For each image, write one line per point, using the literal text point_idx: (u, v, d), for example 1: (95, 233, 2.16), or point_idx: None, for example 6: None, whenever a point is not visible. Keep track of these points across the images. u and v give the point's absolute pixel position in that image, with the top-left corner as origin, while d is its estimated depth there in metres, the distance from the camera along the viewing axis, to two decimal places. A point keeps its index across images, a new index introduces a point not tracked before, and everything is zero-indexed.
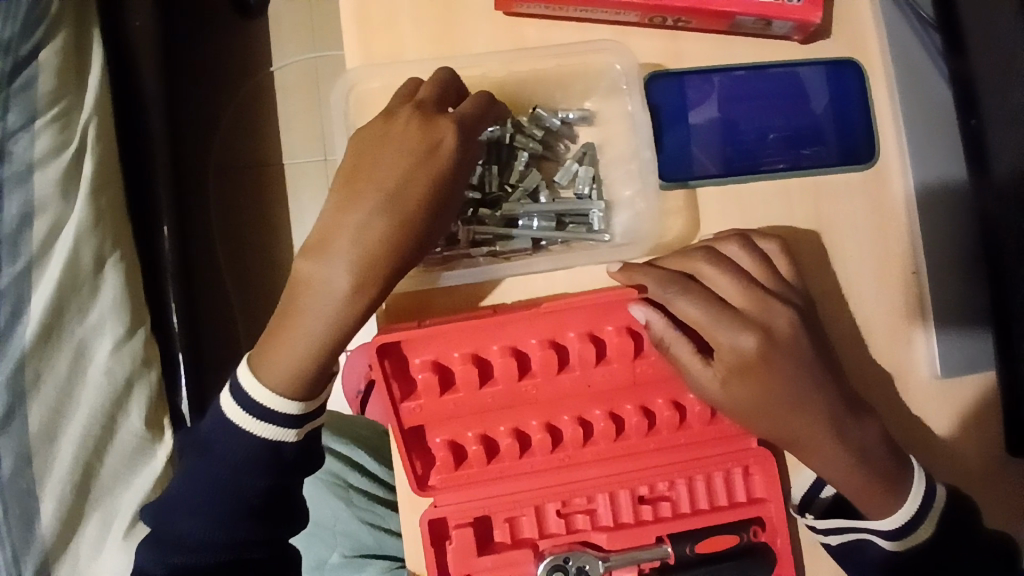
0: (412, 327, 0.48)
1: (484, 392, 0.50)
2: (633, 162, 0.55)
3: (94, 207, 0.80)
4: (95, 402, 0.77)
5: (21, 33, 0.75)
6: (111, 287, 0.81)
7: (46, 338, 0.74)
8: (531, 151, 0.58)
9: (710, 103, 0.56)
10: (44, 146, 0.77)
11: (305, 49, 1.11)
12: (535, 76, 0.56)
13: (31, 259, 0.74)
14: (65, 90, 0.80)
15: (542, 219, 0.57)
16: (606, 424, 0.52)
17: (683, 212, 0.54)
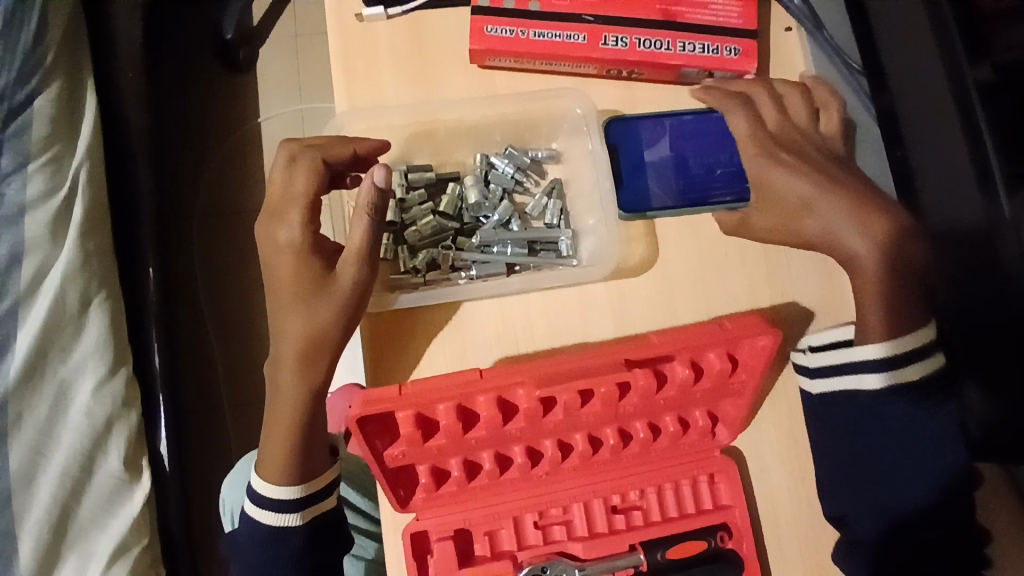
0: (393, 399, 0.49)
1: (468, 437, 0.52)
2: (595, 193, 0.60)
3: (82, 249, 0.83)
4: (74, 442, 0.78)
5: (16, 80, 0.80)
6: (94, 327, 0.83)
7: (30, 376, 0.76)
8: (503, 185, 0.61)
9: (663, 142, 0.61)
10: (36, 189, 0.80)
11: (292, 101, 1.16)
12: (505, 120, 0.61)
13: (18, 298, 0.77)
14: (57, 137, 0.84)
15: (515, 246, 0.62)
16: (584, 445, 0.55)
17: (643, 239, 0.59)
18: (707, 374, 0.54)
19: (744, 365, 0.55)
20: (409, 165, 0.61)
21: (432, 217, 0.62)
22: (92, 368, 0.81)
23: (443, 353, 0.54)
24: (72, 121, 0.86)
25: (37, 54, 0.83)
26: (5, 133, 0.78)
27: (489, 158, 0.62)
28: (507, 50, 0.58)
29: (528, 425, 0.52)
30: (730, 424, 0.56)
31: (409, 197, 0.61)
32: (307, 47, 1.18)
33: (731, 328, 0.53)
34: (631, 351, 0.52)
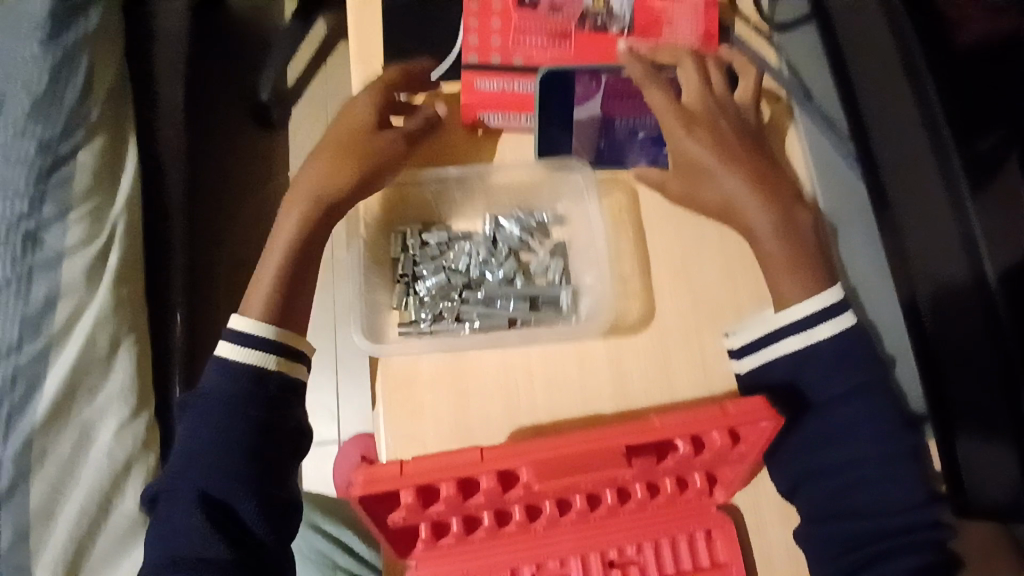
0: (394, 479, 0.44)
1: (469, 504, 0.48)
2: (597, 256, 0.63)
3: (116, 294, 0.89)
4: (94, 482, 0.80)
5: (60, 134, 0.89)
6: (121, 371, 0.86)
7: (56, 415, 0.80)
8: (510, 243, 0.66)
9: (593, 100, 0.61)
10: (74, 237, 0.87)
11: None
12: (516, 183, 0.66)
13: (50, 338, 0.82)
14: (97, 189, 0.91)
15: (518, 301, 0.64)
16: (582, 503, 0.53)
17: (640, 300, 0.61)
18: (708, 448, 0.48)
19: (745, 441, 0.49)
20: (426, 224, 0.66)
21: (439, 270, 0.64)
22: (113, 411, 0.84)
23: (447, 402, 0.56)
24: (112, 174, 0.94)
25: (82, 111, 0.92)
26: (48, 185, 0.87)
27: (498, 218, 0.66)
28: (489, 98, 0.64)
29: (528, 493, 0.48)
30: (727, 485, 0.54)
31: (424, 250, 0.64)
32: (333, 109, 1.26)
33: (730, 413, 0.46)
34: (630, 437, 0.46)
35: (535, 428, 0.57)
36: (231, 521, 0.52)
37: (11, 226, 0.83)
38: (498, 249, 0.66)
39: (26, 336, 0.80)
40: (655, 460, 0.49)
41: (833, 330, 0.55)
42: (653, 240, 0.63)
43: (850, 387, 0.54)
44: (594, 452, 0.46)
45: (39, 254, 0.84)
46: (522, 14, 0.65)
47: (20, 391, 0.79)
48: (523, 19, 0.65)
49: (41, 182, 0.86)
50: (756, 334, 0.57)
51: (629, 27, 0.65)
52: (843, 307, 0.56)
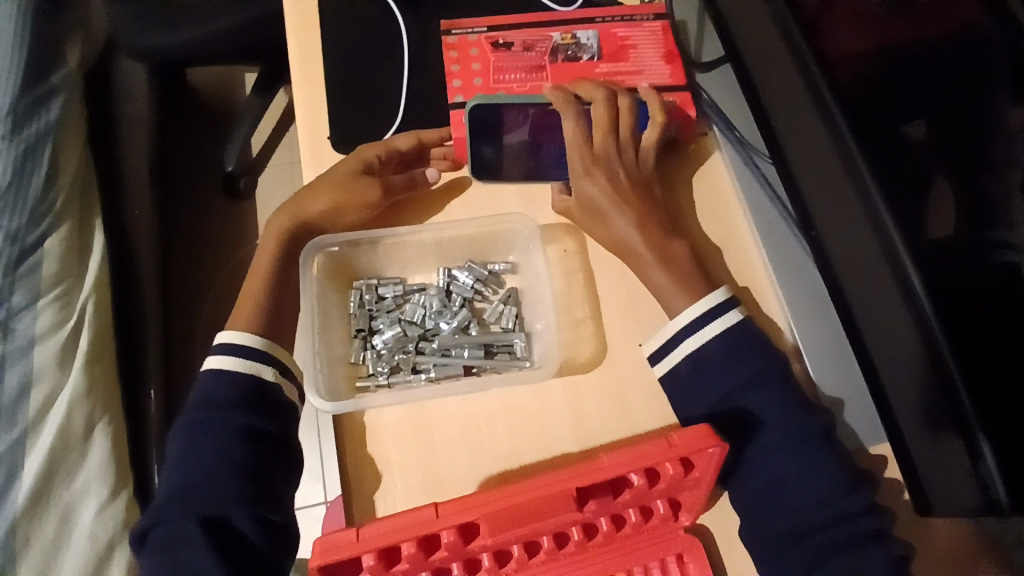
0: (352, 546, 0.44)
1: (432, 559, 0.48)
2: (544, 303, 0.66)
3: (88, 376, 0.89)
4: (77, 565, 0.80)
5: (29, 223, 0.92)
6: (99, 452, 0.87)
7: (36, 502, 0.80)
8: (463, 294, 0.68)
9: (523, 129, 0.68)
10: (45, 323, 0.89)
11: None
12: (465, 237, 0.68)
13: (26, 427, 0.82)
14: (66, 273, 0.93)
15: (472, 348, 0.67)
16: (551, 542, 0.52)
17: (593, 339, 0.64)
18: (663, 478, 0.50)
19: (697, 467, 0.50)
20: (380, 278, 0.69)
21: (396, 323, 0.67)
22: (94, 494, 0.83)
23: (409, 457, 0.58)
24: (79, 256, 0.96)
25: (48, 198, 0.95)
26: (17, 274, 0.89)
27: (451, 270, 0.69)
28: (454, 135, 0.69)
29: (491, 544, 0.48)
30: (691, 509, 0.54)
31: (379, 305, 0.68)
32: None
33: (676, 444, 0.48)
34: (581, 478, 0.47)
35: (502, 474, 0.58)
36: (234, 538, 0.53)
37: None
38: (452, 299, 0.69)
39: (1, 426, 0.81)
40: (611, 495, 0.50)
41: (721, 327, 0.59)
42: (600, 279, 0.67)
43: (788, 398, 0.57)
44: (545, 497, 0.47)
45: (11, 343, 0.85)
46: (499, 56, 0.72)
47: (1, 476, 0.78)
48: (500, 59, 0.72)
49: (11, 271, 0.88)
50: (654, 342, 0.61)
51: (598, 54, 0.72)
52: (729, 305, 0.60)
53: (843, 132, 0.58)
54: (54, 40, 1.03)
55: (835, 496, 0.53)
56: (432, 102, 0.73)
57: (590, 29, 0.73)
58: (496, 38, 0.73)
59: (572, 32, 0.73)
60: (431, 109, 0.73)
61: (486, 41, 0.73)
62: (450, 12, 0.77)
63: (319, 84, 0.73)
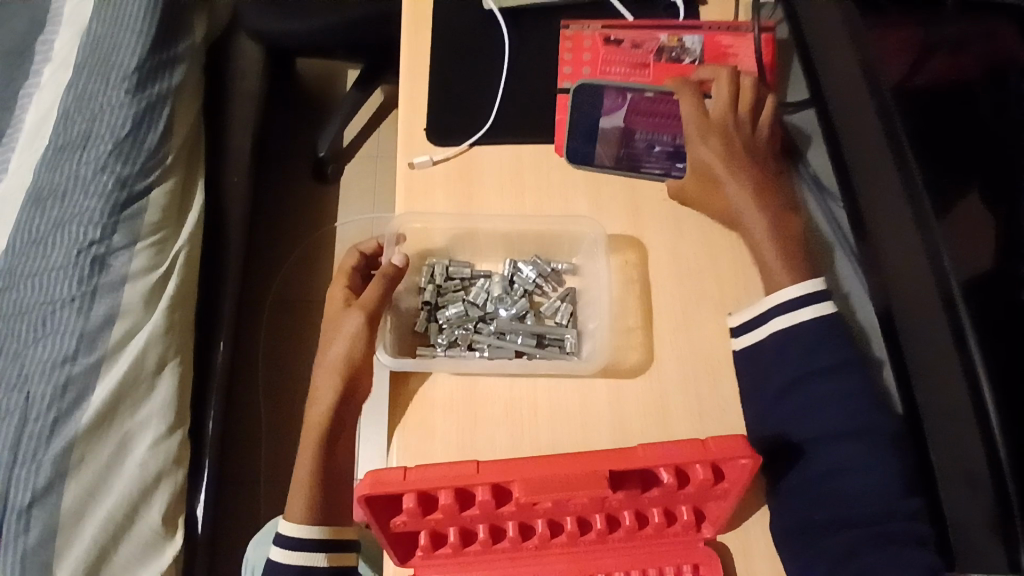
0: (399, 483, 0.48)
1: (463, 515, 0.51)
2: (601, 303, 0.70)
3: (168, 319, 0.99)
4: (125, 489, 0.89)
5: (138, 173, 1.02)
6: (164, 387, 0.97)
7: (98, 426, 0.88)
8: (526, 285, 0.73)
9: (619, 113, 0.71)
10: (138, 264, 0.98)
11: (367, 210, 1.47)
12: (536, 233, 0.73)
13: (104, 353, 0.91)
14: (164, 224, 1.03)
15: (525, 336, 0.71)
16: (574, 526, 0.54)
17: (640, 347, 0.67)
18: (691, 482, 0.52)
19: (727, 477, 0.52)
20: (451, 259, 0.74)
21: (461, 302, 0.72)
22: (153, 425, 0.93)
23: (454, 427, 0.62)
24: (177, 210, 1.06)
25: (159, 154, 1.05)
26: (121, 216, 0.98)
27: (516, 262, 0.74)
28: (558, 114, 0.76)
29: (520, 509, 0.51)
30: (715, 521, 0.55)
31: (445, 285, 0.72)
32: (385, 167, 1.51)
33: (711, 449, 0.50)
34: (617, 463, 0.50)
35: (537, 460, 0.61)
36: None
37: (85, 251, 0.93)
38: (514, 289, 0.74)
39: (82, 348, 0.89)
40: (639, 490, 0.52)
41: (815, 314, 0.62)
42: (656, 290, 0.70)
43: (851, 430, 0.59)
44: (577, 476, 0.49)
45: (105, 276, 0.94)
46: (608, 50, 0.78)
47: (68, 401, 0.86)
48: (609, 54, 0.78)
49: (117, 213, 0.98)
50: (744, 316, 0.65)
51: (699, 58, 0.77)
52: (826, 295, 0.63)
53: (917, 181, 0.60)
54: (181, 14, 1.13)
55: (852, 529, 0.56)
56: (521, 105, 0.79)
57: (696, 34, 0.78)
58: (609, 35, 0.79)
59: (679, 35, 0.78)
60: (525, 116, 0.78)
61: (599, 36, 0.79)
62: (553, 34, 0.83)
63: (421, 75, 0.80)
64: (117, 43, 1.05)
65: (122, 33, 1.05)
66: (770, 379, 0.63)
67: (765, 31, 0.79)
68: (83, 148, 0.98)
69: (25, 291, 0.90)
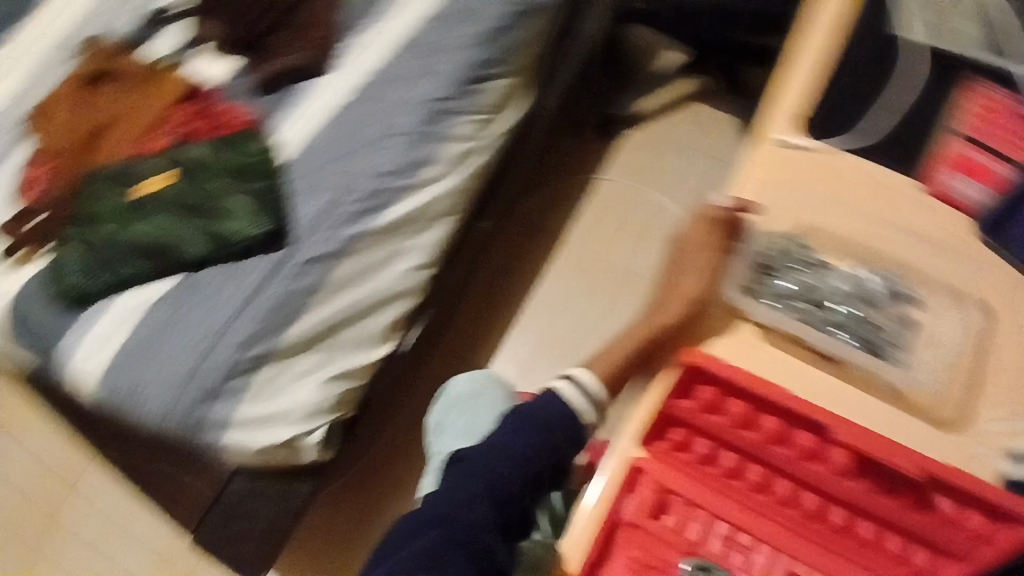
0: (713, 365, 0.65)
1: (728, 428, 0.64)
2: (926, 352, 0.70)
3: (463, 184, 1.12)
4: (376, 289, 1.04)
5: (496, 60, 1.12)
6: (434, 234, 1.10)
7: (384, 232, 1.04)
8: (866, 290, 0.72)
9: None
10: (461, 131, 1.10)
11: (634, 179, 1.52)
12: (885, 256, 0.74)
13: (409, 185, 1.05)
14: (494, 109, 1.14)
15: (851, 334, 0.70)
16: (796, 500, 0.64)
17: (953, 403, 0.66)
18: (916, 508, 0.61)
19: (952, 518, 0.61)
20: (801, 241, 0.75)
21: (797, 281, 0.73)
22: (415, 255, 1.08)
23: (782, 375, 0.67)
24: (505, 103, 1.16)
25: (519, 51, 1.14)
26: (468, 88, 1.09)
27: (862, 270, 0.73)
28: (953, 160, 0.78)
29: (772, 452, 0.64)
30: None
31: (788, 262, 0.73)
32: (670, 149, 1.54)
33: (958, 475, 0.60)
34: (874, 446, 0.61)
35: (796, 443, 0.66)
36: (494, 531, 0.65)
37: (429, 103, 1.07)
38: (851, 289, 0.72)
39: (397, 174, 1.04)
40: (872, 496, 0.62)
41: None
42: (983, 361, 0.68)
43: None
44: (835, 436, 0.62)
45: (436, 129, 1.07)
46: (1016, 120, 0.79)
47: (372, 204, 1.02)
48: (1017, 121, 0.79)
49: (466, 84, 1.09)
50: None
51: None
52: None
53: None
54: None
55: None
56: (887, 146, 0.80)
57: None
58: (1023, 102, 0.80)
59: None
60: (900, 150, 0.80)
61: (1009, 100, 0.80)
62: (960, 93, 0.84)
63: (807, 81, 0.82)
64: None
65: None
66: None
67: None
68: (467, 21, 1.11)
69: (379, 107, 1.06)
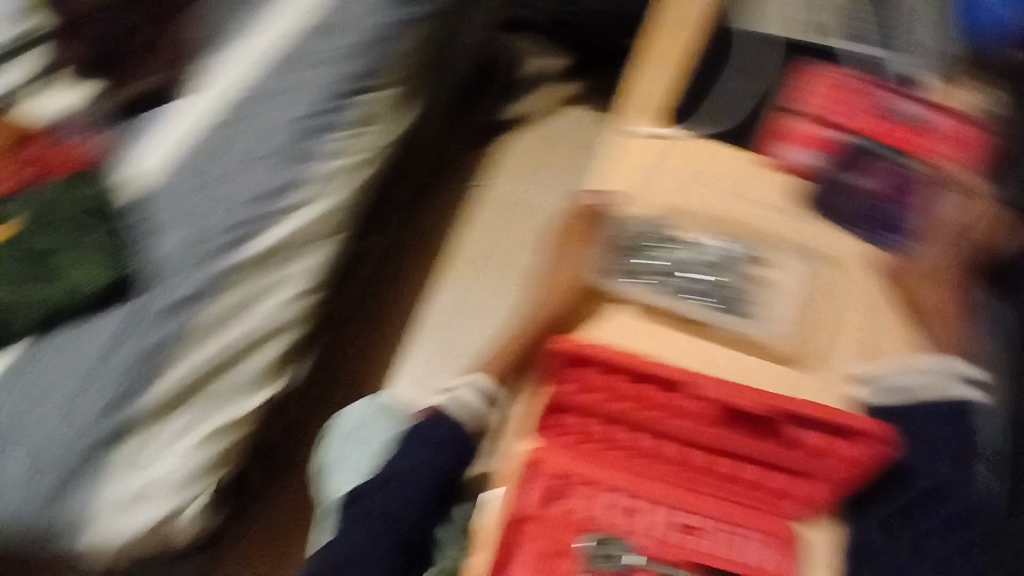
0: (587, 344, 0.78)
1: (617, 403, 0.76)
2: (768, 298, 0.85)
3: (341, 207, 1.06)
4: (253, 329, 0.95)
5: (367, 75, 1.08)
6: (311, 262, 1.03)
7: (259, 265, 0.97)
8: (719, 259, 0.86)
9: (864, 168, 0.92)
10: (335, 148, 1.05)
11: (518, 180, 1.55)
12: (736, 223, 0.90)
13: (282, 211, 0.99)
14: (367, 123, 1.09)
15: (710, 300, 0.84)
16: (680, 458, 0.75)
17: (790, 342, 0.83)
18: (786, 441, 0.75)
19: (822, 454, 0.75)
20: (663, 222, 0.89)
21: (664, 257, 0.86)
22: (294, 286, 1.00)
23: (665, 352, 0.81)
24: (383, 119, 1.12)
25: (390, 64, 1.11)
26: (339, 104, 1.05)
27: (714, 239, 0.87)
28: (784, 134, 0.95)
29: (655, 410, 0.76)
30: (804, 500, 0.74)
31: (655, 239, 0.87)
32: (552, 148, 1.59)
33: (802, 417, 0.76)
34: (738, 398, 0.76)
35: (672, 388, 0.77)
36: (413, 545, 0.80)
37: (301, 123, 1.02)
38: (713, 262, 0.86)
39: (269, 201, 0.98)
40: (749, 437, 0.76)
41: (928, 389, 0.79)
42: (809, 312, 0.85)
43: (928, 478, 0.75)
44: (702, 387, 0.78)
45: (307, 149, 1.02)
46: (837, 96, 0.97)
47: (245, 236, 0.96)
48: (839, 97, 0.96)
49: (336, 99, 1.05)
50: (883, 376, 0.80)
51: (914, 122, 0.95)
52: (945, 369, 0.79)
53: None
54: None
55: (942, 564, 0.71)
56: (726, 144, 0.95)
57: (918, 104, 0.96)
58: (845, 81, 0.98)
59: (900, 101, 0.97)
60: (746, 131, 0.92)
61: (834, 77, 0.98)
62: (787, 88, 0.98)
63: (657, 91, 0.97)
64: None
65: None
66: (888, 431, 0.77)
67: (975, 127, 0.95)
68: (335, 36, 1.08)
69: (244, 132, 1.00)
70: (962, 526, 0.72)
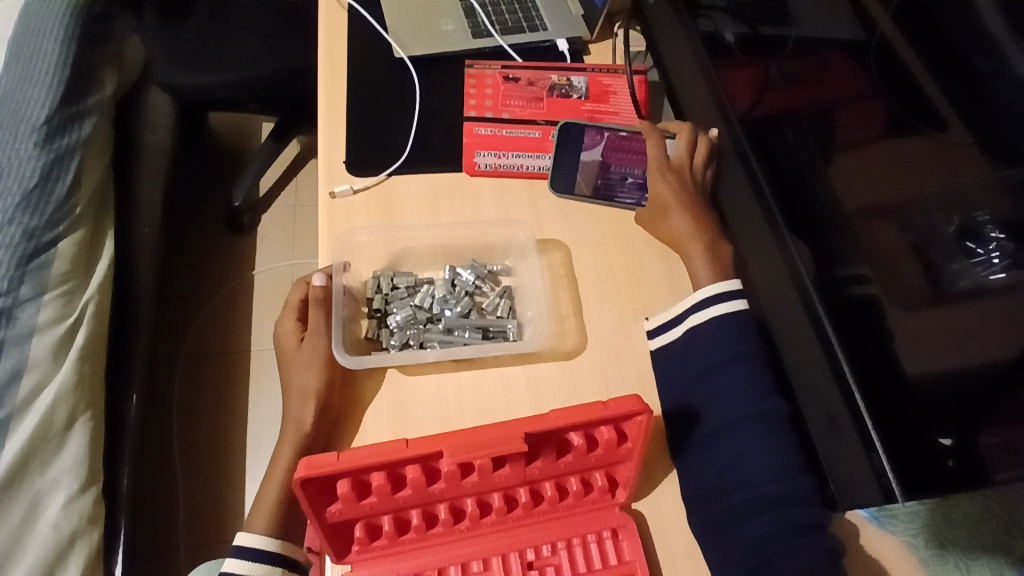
0: (333, 464, 0.53)
1: (397, 496, 0.58)
2: (530, 310, 0.79)
3: (78, 371, 0.95)
4: (39, 551, 0.84)
5: (45, 225, 1.00)
6: (75, 444, 0.92)
7: (12, 479, 0.84)
8: (466, 283, 0.79)
9: (595, 149, 0.84)
10: (46, 316, 0.95)
11: (285, 258, 1.52)
12: (465, 242, 0.81)
13: (11, 411, 0.87)
14: (73, 274, 1.01)
15: (472, 331, 0.77)
16: (501, 503, 0.62)
17: (575, 332, 0.76)
18: (599, 444, 0.61)
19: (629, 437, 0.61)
20: (395, 272, 0.79)
21: (408, 307, 0.76)
22: (66, 483, 0.89)
23: (430, 410, 0.70)
24: (88, 261, 1.04)
25: (69, 205, 1.04)
26: (28, 268, 0.96)
27: (456, 268, 0.80)
28: (482, 139, 0.85)
29: (449, 487, 0.59)
30: (625, 485, 0.63)
31: (392, 293, 0.77)
32: (302, 214, 1.58)
33: (611, 406, 0.57)
34: (528, 426, 0.56)
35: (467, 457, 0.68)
36: None
37: None
38: (455, 291, 0.79)
39: None
40: (554, 457, 0.61)
41: (722, 311, 0.71)
42: (581, 289, 0.79)
43: (752, 413, 0.66)
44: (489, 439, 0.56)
45: (11, 330, 0.92)
46: (507, 86, 0.90)
47: None
48: (508, 90, 0.89)
49: (24, 265, 0.96)
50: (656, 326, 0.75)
51: (584, 94, 0.89)
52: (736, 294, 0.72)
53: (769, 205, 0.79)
54: (92, 68, 1.13)
55: (780, 476, 0.64)
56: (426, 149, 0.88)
57: (581, 75, 0.91)
58: (508, 73, 0.91)
59: (567, 76, 0.90)
60: (433, 149, 0.87)
61: (500, 75, 0.91)
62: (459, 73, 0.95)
63: (340, 121, 0.88)
64: (30, 96, 1.04)
65: (32, 89, 1.05)
66: (684, 373, 0.71)
67: (637, 74, 0.92)
68: None
69: None
70: (780, 436, 0.65)
